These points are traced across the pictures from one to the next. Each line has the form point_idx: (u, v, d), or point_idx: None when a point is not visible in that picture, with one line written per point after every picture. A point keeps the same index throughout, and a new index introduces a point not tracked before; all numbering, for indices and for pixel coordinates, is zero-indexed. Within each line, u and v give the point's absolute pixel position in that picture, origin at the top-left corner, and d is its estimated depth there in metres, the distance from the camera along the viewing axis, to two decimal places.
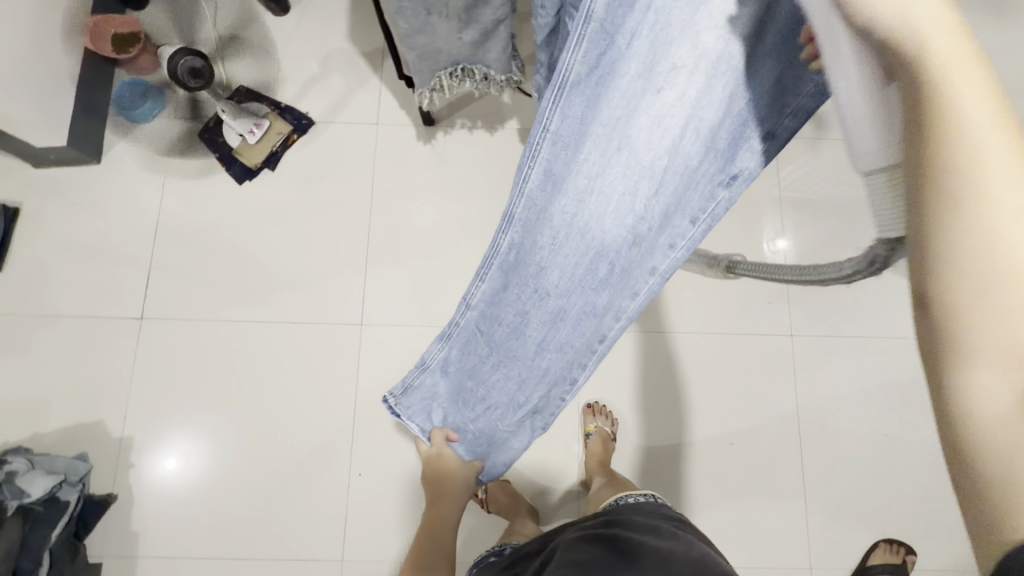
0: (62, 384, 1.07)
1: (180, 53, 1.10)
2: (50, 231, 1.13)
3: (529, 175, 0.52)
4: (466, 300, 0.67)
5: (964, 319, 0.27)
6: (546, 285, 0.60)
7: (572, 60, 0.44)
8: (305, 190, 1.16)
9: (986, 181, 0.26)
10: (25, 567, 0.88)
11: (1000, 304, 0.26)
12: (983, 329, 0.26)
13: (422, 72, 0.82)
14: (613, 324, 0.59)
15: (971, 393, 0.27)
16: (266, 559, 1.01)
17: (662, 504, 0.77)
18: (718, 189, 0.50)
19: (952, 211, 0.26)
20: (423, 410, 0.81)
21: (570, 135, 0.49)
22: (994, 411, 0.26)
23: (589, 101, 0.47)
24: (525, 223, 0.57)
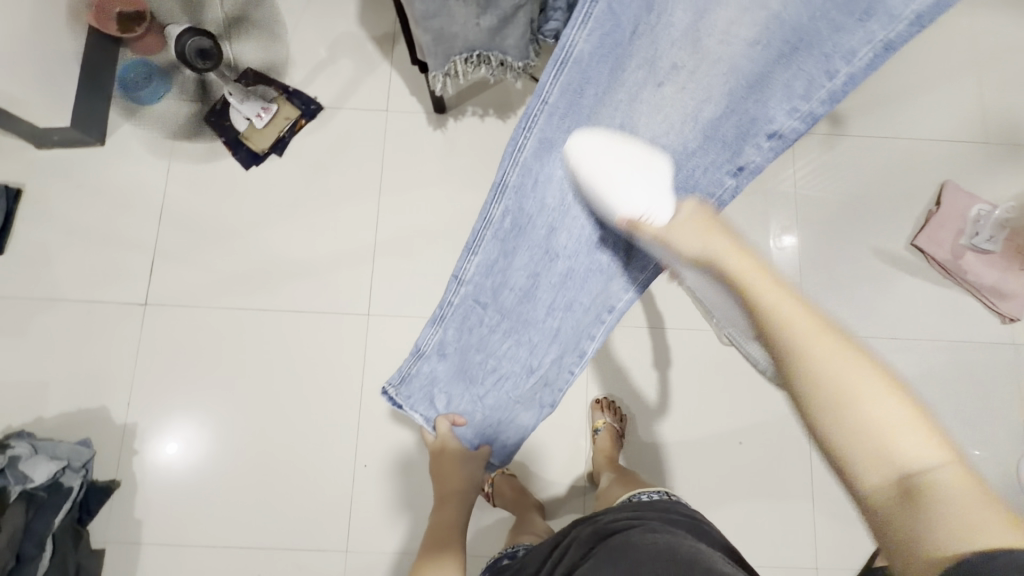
0: (65, 368, 1.06)
1: (188, 33, 1.05)
2: (53, 214, 1.11)
3: (524, 145, 0.62)
4: (457, 275, 0.67)
5: (839, 437, 0.41)
6: (556, 248, 0.69)
7: (577, 38, 0.59)
8: (313, 177, 1.14)
9: (808, 346, 0.45)
10: (29, 552, 0.88)
11: (850, 422, 0.41)
12: (853, 443, 0.41)
13: (437, 55, 0.79)
14: (623, 295, 0.72)
15: (867, 483, 0.40)
16: (271, 548, 1.01)
17: (677, 501, 0.77)
18: (726, 176, 0.67)
19: (797, 370, 0.45)
20: (425, 396, 0.74)
21: (569, 107, 0.62)
22: (885, 493, 0.38)
23: (588, 78, 0.61)
24: (519, 189, 0.64)
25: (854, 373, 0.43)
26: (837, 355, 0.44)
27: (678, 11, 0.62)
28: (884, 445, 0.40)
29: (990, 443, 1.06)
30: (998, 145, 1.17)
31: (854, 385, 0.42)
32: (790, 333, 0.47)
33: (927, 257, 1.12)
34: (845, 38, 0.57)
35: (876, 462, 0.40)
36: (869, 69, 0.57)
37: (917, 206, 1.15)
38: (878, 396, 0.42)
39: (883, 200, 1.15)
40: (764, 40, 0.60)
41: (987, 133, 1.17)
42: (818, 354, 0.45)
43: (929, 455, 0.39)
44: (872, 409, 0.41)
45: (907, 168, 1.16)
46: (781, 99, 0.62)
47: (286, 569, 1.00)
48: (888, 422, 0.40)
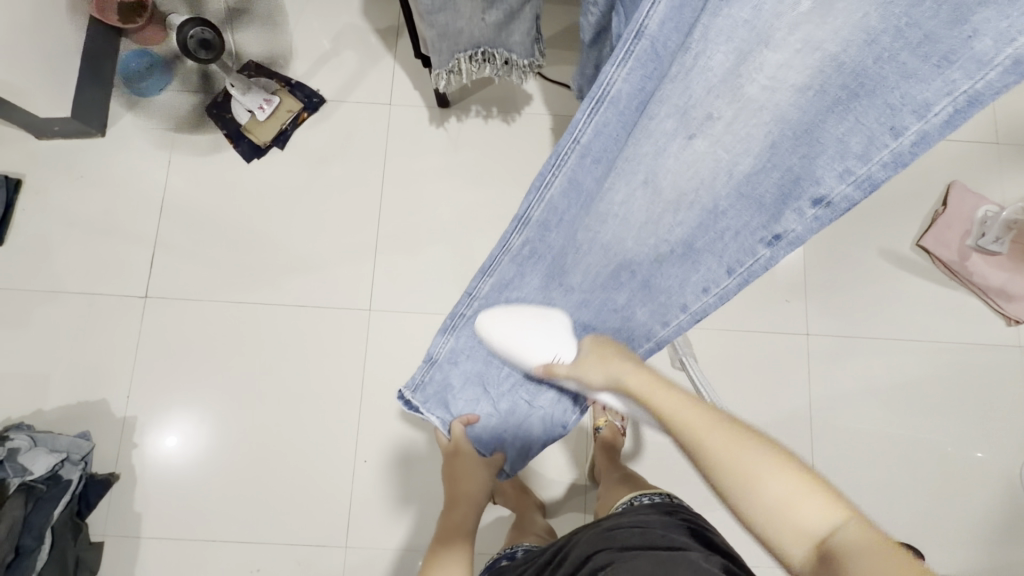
0: (64, 361, 1.06)
1: (191, 23, 1.03)
2: (53, 205, 1.10)
3: (551, 181, 0.54)
4: (471, 290, 0.63)
5: (755, 516, 0.46)
6: (572, 283, 0.66)
7: (617, 75, 0.48)
8: (315, 171, 1.13)
9: (702, 439, 0.51)
10: (28, 545, 0.88)
11: (758, 497, 0.46)
12: (767, 519, 0.45)
13: (442, 52, 0.78)
14: (644, 343, 0.69)
15: (792, 558, 0.43)
16: (269, 543, 1.01)
17: (679, 504, 0.76)
18: (759, 244, 0.56)
19: (702, 460, 0.51)
20: (443, 397, 0.73)
21: (602, 150, 0.53)
22: (808, 563, 0.42)
23: (620, 117, 0.51)
24: (543, 224, 0.58)
25: (747, 452, 0.48)
26: (730, 441, 0.50)
27: (716, 50, 0.46)
28: (791, 514, 0.44)
29: (992, 445, 1.05)
30: (1008, 145, 1.16)
31: (747, 466, 0.47)
32: (686, 426, 0.53)
33: (933, 258, 1.12)
34: (916, 87, 0.41)
35: (790, 533, 0.44)
36: (947, 127, 0.42)
37: (924, 206, 1.13)
38: (772, 471, 0.46)
39: (890, 201, 1.14)
40: (817, 85, 0.46)
41: (998, 132, 1.16)
42: (714, 440, 0.50)
43: (832, 515, 0.43)
44: (770, 487, 0.45)
45: (915, 168, 1.15)
46: (832, 159, 0.48)
47: (285, 564, 1.00)
48: (787, 497, 0.45)
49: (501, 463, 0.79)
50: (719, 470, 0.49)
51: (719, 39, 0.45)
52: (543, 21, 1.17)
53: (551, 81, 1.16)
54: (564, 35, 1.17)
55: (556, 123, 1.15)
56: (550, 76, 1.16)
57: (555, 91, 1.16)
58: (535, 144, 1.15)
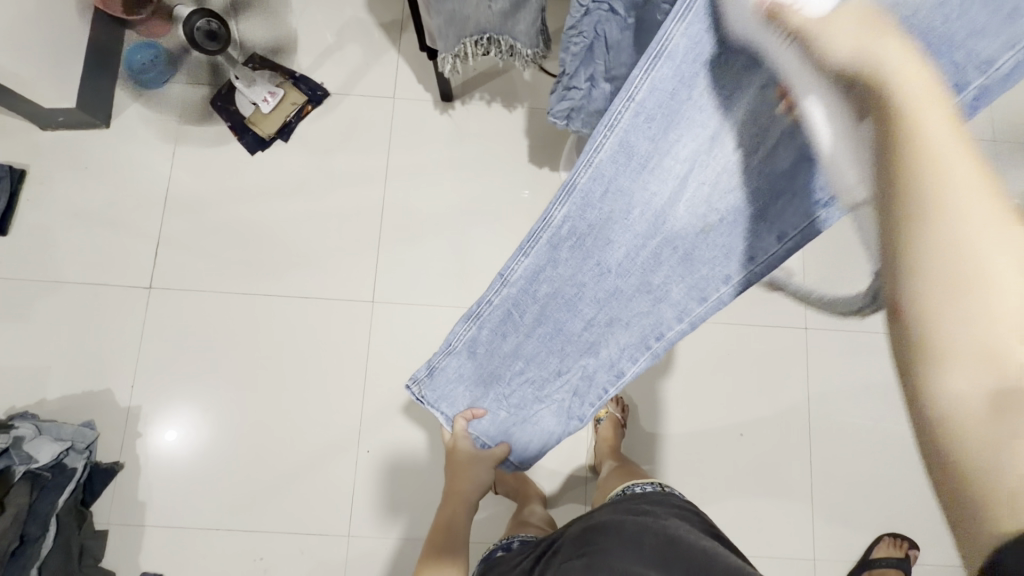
0: (68, 351, 1.06)
1: (198, 14, 1.06)
2: (57, 196, 1.11)
3: (601, 145, 0.49)
4: (502, 276, 0.59)
5: (940, 320, 0.33)
6: (608, 262, 0.58)
7: (675, 30, 0.43)
8: (319, 163, 1.14)
9: (953, 200, 0.33)
10: (33, 533, 0.89)
11: (969, 310, 0.32)
12: (965, 334, 0.32)
13: (447, 38, 0.80)
14: (674, 325, 0.62)
15: (948, 394, 0.32)
16: (272, 532, 1.01)
17: (670, 492, 0.77)
18: (815, 208, 0.52)
19: (923, 222, 0.34)
20: (452, 394, 0.70)
21: (658, 107, 0.47)
22: (972, 398, 0.31)
23: (682, 76, 0.46)
24: (587, 196, 0.52)
25: (1000, 255, 0.32)
26: (991, 222, 0.32)
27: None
28: (997, 343, 0.32)
29: None
30: None
31: (989, 274, 0.32)
32: (940, 173, 0.33)
33: None
34: (982, 43, 0.39)
35: (977, 361, 0.32)
36: (1006, 81, 0.40)
37: None
38: (1008, 301, 0.32)
39: None
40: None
41: None
42: (969, 210, 0.33)
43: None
44: (998, 313, 0.32)
45: None
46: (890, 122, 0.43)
47: (288, 553, 1.01)
48: (1005, 337, 0.32)
49: (500, 456, 0.77)
50: (929, 256, 0.33)
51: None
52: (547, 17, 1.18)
53: (554, 76, 1.17)
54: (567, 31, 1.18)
55: None
56: (553, 71, 1.17)
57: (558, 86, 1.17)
58: (538, 137, 1.15)
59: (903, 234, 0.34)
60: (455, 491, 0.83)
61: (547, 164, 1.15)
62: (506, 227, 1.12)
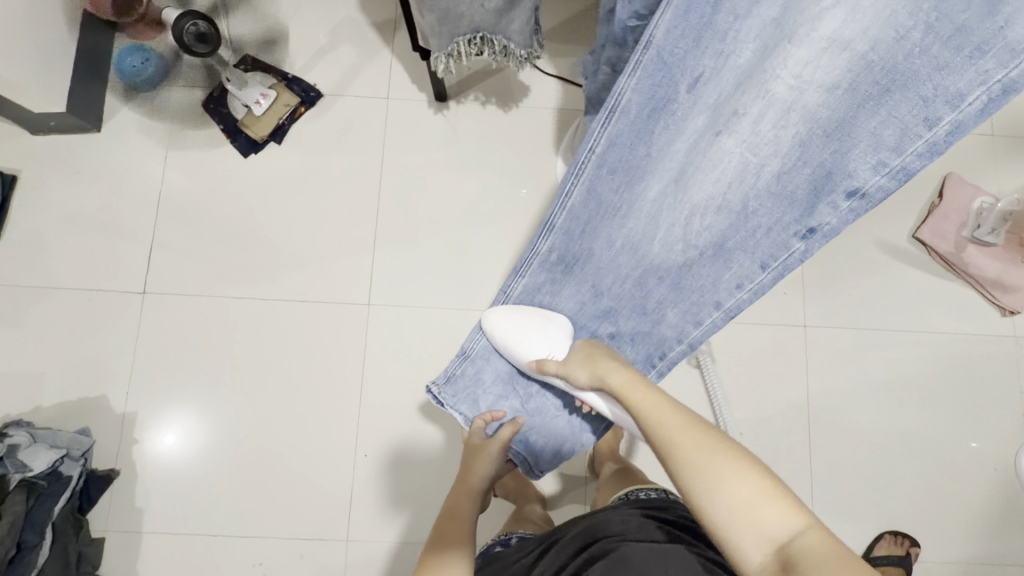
0: (62, 357, 1.05)
1: (187, 16, 1.07)
2: (50, 201, 1.10)
3: (573, 190, 0.62)
4: (505, 290, 0.72)
5: (719, 527, 0.45)
6: (602, 285, 0.70)
7: (627, 85, 0.54)
8: (313, 165, 1.13)
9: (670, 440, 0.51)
10: (29, 540, 0.88)
11: (727, 509, 0.45)
12: (731, 529, 0.44)
13: (441, 36, 0.78)
14: (675, 346, 0.71)
15: (751, 566, 0.43)
16: (270, 537, 1.01)
17: (676, 500, 0.76)
18: (794, 238, 0.59)
19: (678, 473, 0.49)
20: (475, 391, 0.77)
21: (617, 160, 0.59)
22: (768, 570, 0.42)
23: (640, 135, 0.57)
24: (567, 230, 0.65)
25: (717, 455, 0.48)
26: (698, 443, 0.49)
27: (744, 49, 0.51)
28: (755, 522, 0.43)
29: (986, 433, 1.06)
30: (1004, 136, 1.16)
31: (718, 477, 0.46)
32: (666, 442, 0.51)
33: (929, 249, 1.12)
34: (950, 78, 0.45)
35: (753, 540, 0.43)
36: (982, 115, 0.45)
37: (921, 198, 1.14)
38: (740, 485, 0.45)
39: (887, 193, 1.14)
40: (846, 83, 0.50)
41: (993, 125, 1.16)
42: (688, 448, 0.49)
43: (794, 523, 0.42)
44: (735, 499, 0.45)
45: None
46: (866, 151, 0.51)
47: (287, 558, 1.00)
48: (749, 510, 0.44)
49: (507, 439, 0.77)
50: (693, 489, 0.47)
51: (747, 38, 0.51)
52: (541, 15, 1.17)
53: (549, 74, 1.16)
54: (562, 29, 1.17)
55: (553, 117, 1.15)
56: (548, 70, 1.16)
57: (552, 85, 1.16)
58: (534, 136, 1.14)
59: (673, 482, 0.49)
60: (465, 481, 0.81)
61: (542, 163, 1.14)
62: (502, 228, 1.12)
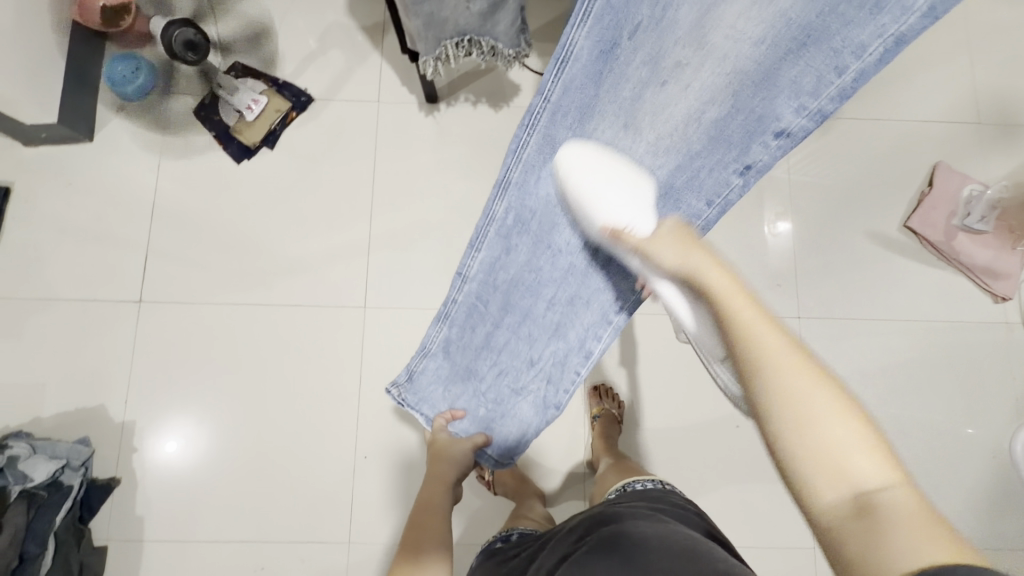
0: (59, 369, 1.05)
1: (175, 24, 1.08)
2: (45, 212, 1.10)
3: (529, 141, 0.62)
4: (462, 272, 0.70)
5: (800, 455, 0.38)
6: (559, 243, 0.69)
7: (577, 36, 0.57)
8: (307, 170, 1.13)
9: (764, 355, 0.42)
10: (31, 552, 0.87)
11: (812, 435, 0.38)
12: (816, 461, 0.38)
13: (428, 40, 0.79)
14: (630, 295, 0.68)
15: (823, 503, 0.37)
16: (273, 542, 1.01)
17: (672, 490, 0.77)
18: (733, 175, 0.63)
19: (760, 375, 0.41)
20: (432, 395, 0.79)
21: (573, 105, 0.61)
22: (839, 512, 0.36)
23: (590, 75, 0.59)
24: (523, 185, 0.65)
25: (819, 390, 0.40)
26: (805, 371, 0.40)
27: (682, 8, 0.57)
28: (840, 463, 0.37)
29: (984, 421, 1.07)
30: (990, 124, 1.17)
31: (815, 409, 0.39)
32: (750, 334, 0.43)
33: (921, 239, 1.13)
34: (854, 31, 0.52)
35: (827, 475, 0.37)
36: (880, 64, 0.52)
37: (910, 186, 1.15)
38: (839, 424, 0.38)
39: (877, 185, 1.15)
40: (770, 39, 0.55)
41: (980, 113, 1.18)
42: (795, 376, 0.40)
43: (886, 474, 0.37)
44: (828, 436, 0.38)
45: (899, 151, 1.16)
46: (789, 97, 0.57)
47: (288, 562, 1.01)
48: (842, 450, 0.38)
49: (479, 443, 0.80)
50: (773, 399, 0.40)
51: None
52: (529, 15, 1.18)
53: (537, 73, 1.17)
54: (550, 28, 1.17)
55: None
56: (537, 69, 1.17)
57: (541, 83, 1.17)
58: None
59: (747, 386, 0.42)
60: (437, 472, 0.80)
61: None
62: None
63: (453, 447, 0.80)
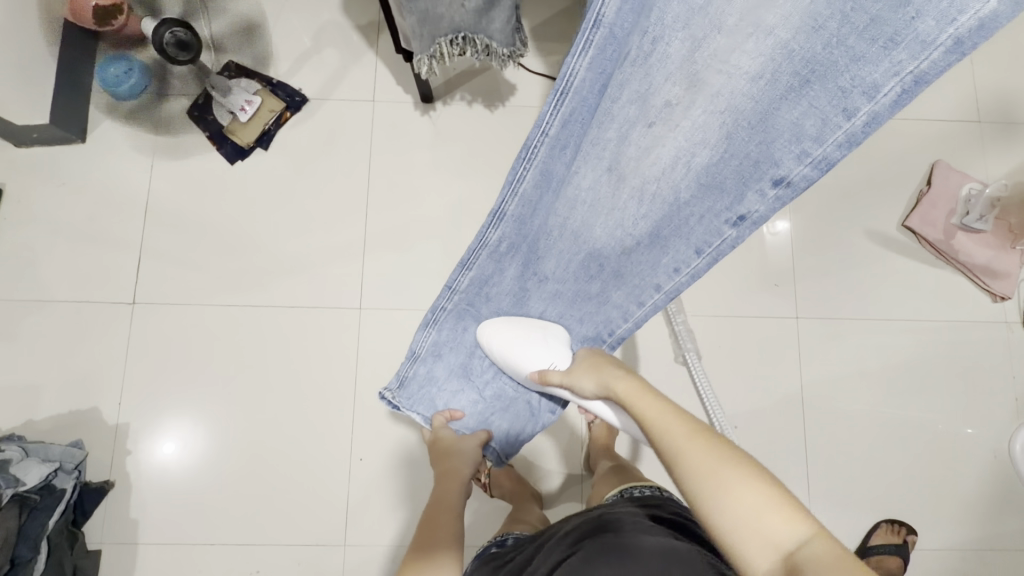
0: (51, 372, 1.05)
1: (165, 25, 1.07)
2: (38, 213, 1.09)
3: (524, 174, 0.56)
4: (451, 284, 0.67)
5: (729, 533, 0.45)
6: (545, 272, 0.68)
7: (579, 65, 0.48)
8: (302, 170, 1.12)
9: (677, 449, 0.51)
10: (23, 556, 0.86)
11: (728, 507, 0.46)
12: (739, 533, 0.45)
13: (422, 37, 0.78)
14: (622, 323, 0.70)
15: (760, 570, 0.43)
16: (269, 544, 1.01)
17: (671, 498, 0.76)
18: (724, 225, 0.57)
19: (677, 471, 0.50)
20: (427, 395, 0.77)
21: (569, 138, 0.54)
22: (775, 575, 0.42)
23: (586, 106, 0.52)
24: (518, 219, 0.60)
25: (725, 466, 0.48)
26: (710, 456, 0.49)
27: (674, 39, 0.48)
28: (759, 528, 0.44)
29: (983, 420, 1.07)
30: (990, 123, 1.17)
31: (726, 485, 0.47)
32: (664, 435, 0.53)
33: (919, 238, 1.12)
34: (865, 69, 0.43)
35: (753, 543, 0.44)
36: (895, 107, 0.43)
37: (909, 186, 1.14)
38: (748, 493, 0.46)
39: (876, 183, 1.14)
40: (768, 75, 0.47)
41: (979, 112, 1.17)
42: (703, 461, 0.49)
43: (801, 529, 0.43)
44: (742, 506, 0.45)
45: (898, 149, 1.16)
46: (788, 142, 0.49)
47: (285, 564, 1.00)
48: (758, 517, 0.44)
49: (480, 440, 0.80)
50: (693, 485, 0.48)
51: (676, 25, 0.47)
52: (525, 14, 1.17)
53: (534, 73, 1.16)
54: (546, 27, 1.17)
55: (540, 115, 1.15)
56: (533, 68, 1.16)
57: (537, 82, 1.16)
58: (521, 136, 1.14)
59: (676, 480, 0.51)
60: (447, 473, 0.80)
61: None
62: None
63: (456, 445, 0.80)
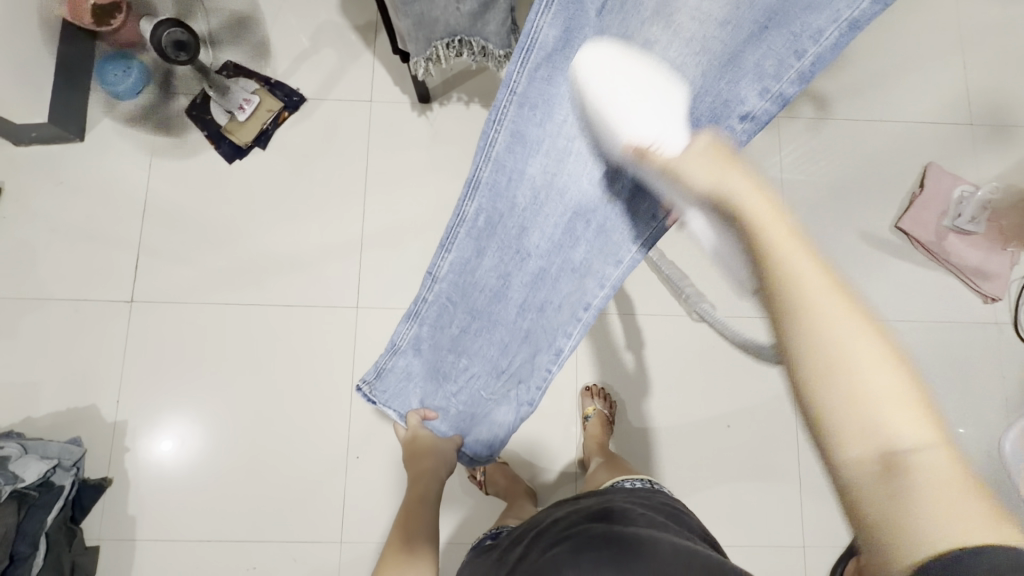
0: (51, 370, 1.05)
1: (164, 25, 1.07)
2: (36, 213, 1.10)
3: (497, 138, 0.58)
4: (432, 273, 0.66)
5: (834, 408, 0.33)
6: (527, 247, 0.66)
7: (542, 22, 0.52)
8: (299, 169, 1.13)
9: (807, 293, 0.35)
10: (23, 551, 0.87)
11: (854, 387, 0.33)
12: (845, 412, 0.33)
13: (418, 40, 0.79)
14: (599, 290, 0.66)
15: (849, 455, 0.32)
16: (266, 541, 1.02)
17: (660, 490, 0.77)
18: None
19: (797, 319, 0.35)
20: (404, 392, 0.76)
21: (537, 97, 0.56)
22: (865, 467, 0.32)
23: (556, 68, 0.54)
24: (493, 186, 0.61)
25: (859, 331, 0.34)
26: (844, 314, 0.34)
27: None
28: (875, 419, 0.32)
29: None
30: (983, 125, 1.18)
31: (852, 356, 0.34)
32: (789, 268, 0.36)
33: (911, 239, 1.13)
34: (811, 16, 0.50)
35: (862, 431, 0.32)
36: (836, 49, 0.50)
37: (903, 186, 1.15)
38: (879, 376, 0.33)
39: (870, 184, 1.15)
40: (733, 20, 0.53)
41: (972, 114, 1.18)
42: (836, 322, 0.34)
43: (925, 433, 0.32)
44: (870, 390, 0.33)
45: (893, 151, 1.17)
46: (752, 81, 0.54)
47: (281, 561, 1.01)
48: (885, 408, 0.32)
49: (452, 442, 0.80)
50: (811, 351, 0.34)
51: None
52: (523, 15, 1.18)
53: None
54: None
55: None
56: None
57: None
58: None
59: (781, 326, 0.36)
60: (422, 470, 0.82)
61: None
62: None
63: (436, 445, 0.80)
